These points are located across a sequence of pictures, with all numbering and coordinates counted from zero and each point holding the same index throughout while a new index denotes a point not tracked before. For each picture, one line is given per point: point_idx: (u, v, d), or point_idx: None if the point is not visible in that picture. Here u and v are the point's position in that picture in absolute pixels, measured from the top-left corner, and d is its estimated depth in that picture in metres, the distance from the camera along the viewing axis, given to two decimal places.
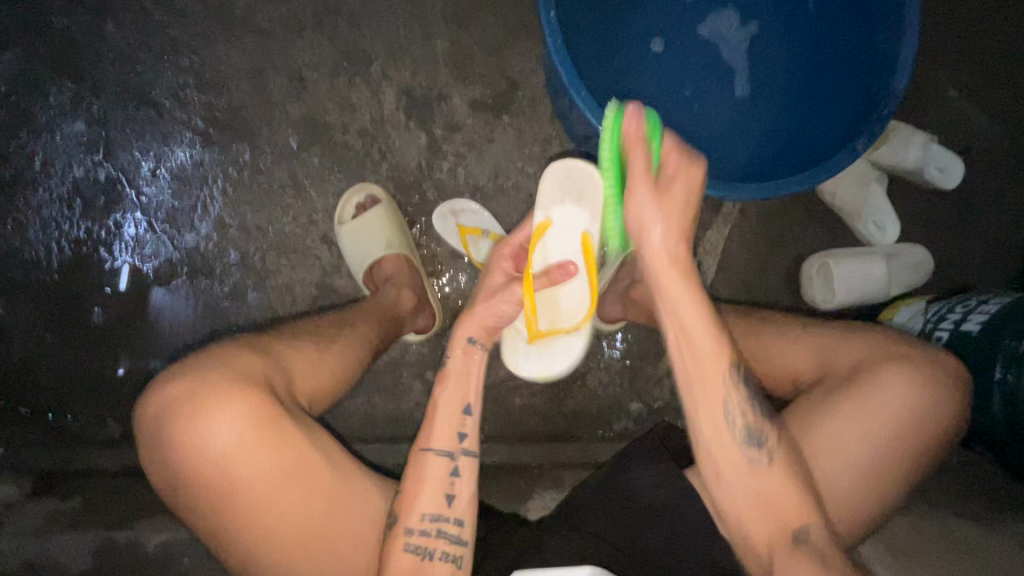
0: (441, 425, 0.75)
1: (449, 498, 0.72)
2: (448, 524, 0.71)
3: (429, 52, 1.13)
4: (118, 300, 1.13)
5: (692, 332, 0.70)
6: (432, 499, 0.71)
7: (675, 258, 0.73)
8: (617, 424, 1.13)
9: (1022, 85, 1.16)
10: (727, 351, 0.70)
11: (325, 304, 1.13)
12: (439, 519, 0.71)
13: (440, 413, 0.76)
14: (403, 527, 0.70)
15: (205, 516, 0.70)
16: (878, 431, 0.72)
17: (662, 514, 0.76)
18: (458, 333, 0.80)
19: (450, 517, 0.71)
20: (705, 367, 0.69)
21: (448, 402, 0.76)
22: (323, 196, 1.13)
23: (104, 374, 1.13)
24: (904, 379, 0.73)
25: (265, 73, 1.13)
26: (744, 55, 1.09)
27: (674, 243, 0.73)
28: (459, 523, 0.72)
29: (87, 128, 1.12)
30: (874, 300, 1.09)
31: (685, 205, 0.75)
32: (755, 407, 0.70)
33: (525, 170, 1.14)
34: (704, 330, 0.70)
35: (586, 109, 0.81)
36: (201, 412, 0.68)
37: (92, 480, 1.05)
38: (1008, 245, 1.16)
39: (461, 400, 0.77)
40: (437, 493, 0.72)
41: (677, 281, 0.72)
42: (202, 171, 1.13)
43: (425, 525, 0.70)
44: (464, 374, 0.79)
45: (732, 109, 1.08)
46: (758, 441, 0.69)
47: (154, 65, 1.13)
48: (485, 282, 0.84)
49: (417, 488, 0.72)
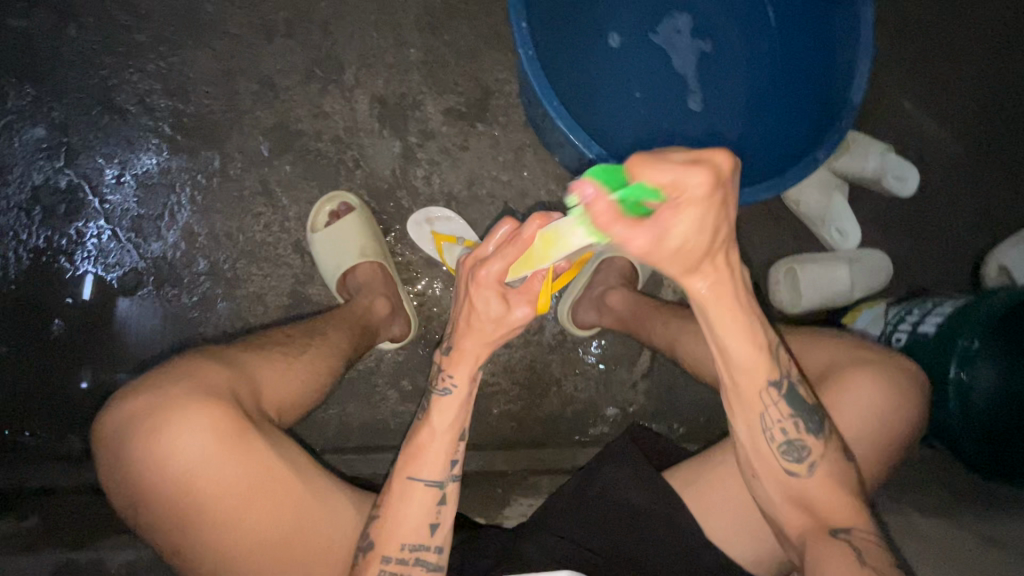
0: (430, 453, 0.66)
1: (431, 528, 0.67)
2: (427, 552, 0.66)
3: (403, 60, 1.13)
4: (79, 311, 1.09)
5: (737, 352, 0.63)
6: (413, 528, 0.66)
7: (726, 282, 0.58)
8: (593, 429, 1.14)
9: (971, 97, 1.22)
10: (773, 368, 0.65)
11: (298, 313, 1.11)
12: (419, 548, 0.66)
13: (431, 440, 0.67)
14: (379, 554, 0.65)
15: (165, 533, 0.68)
16: (854, 431, 0.73)
17: (632, 519, 0.77)
18: (457, 347, 0.65)
19: (430, 545, 0.67)
20: (748, 383, 0.65)
21: (439, 432, 0.67)
22: (295, 204, 1.11)
23: (64, 388, 1.08)
24: (875, 379, 0.75)
25: (234, 78, 1.12)
26: (696, 63, 1.13)
27: (699, 258, 0.54)
28: (439, 550, 0.67)
29: (48, 134, 1.09)
30: (836, 304, 1.14)
31: (722, 223, 0.52)
32: (804, 421, 0.66)
33: (499, 178, 1.14)
34: (749, 337, 0.62)
35: (558, 117, 0.84)
36: (160, 427, 0.66)
37: (52, 498, 1.01)
38: (961, 250, 1.21)
39: (457, 428, 0.67)
40: (419, 524, 0.66)
41: (724, 298, 0.59)
42: (170, 177, 1.10)
43: (404, 554, 0.66)
44: (464, 402, 0.67)
45: (683, 115, 1.10)
46: (801, 446, 0.66)
47: (119, 69, 1.10)
48: (478, 316, 0.61)
49: (397, 518, 0.66)
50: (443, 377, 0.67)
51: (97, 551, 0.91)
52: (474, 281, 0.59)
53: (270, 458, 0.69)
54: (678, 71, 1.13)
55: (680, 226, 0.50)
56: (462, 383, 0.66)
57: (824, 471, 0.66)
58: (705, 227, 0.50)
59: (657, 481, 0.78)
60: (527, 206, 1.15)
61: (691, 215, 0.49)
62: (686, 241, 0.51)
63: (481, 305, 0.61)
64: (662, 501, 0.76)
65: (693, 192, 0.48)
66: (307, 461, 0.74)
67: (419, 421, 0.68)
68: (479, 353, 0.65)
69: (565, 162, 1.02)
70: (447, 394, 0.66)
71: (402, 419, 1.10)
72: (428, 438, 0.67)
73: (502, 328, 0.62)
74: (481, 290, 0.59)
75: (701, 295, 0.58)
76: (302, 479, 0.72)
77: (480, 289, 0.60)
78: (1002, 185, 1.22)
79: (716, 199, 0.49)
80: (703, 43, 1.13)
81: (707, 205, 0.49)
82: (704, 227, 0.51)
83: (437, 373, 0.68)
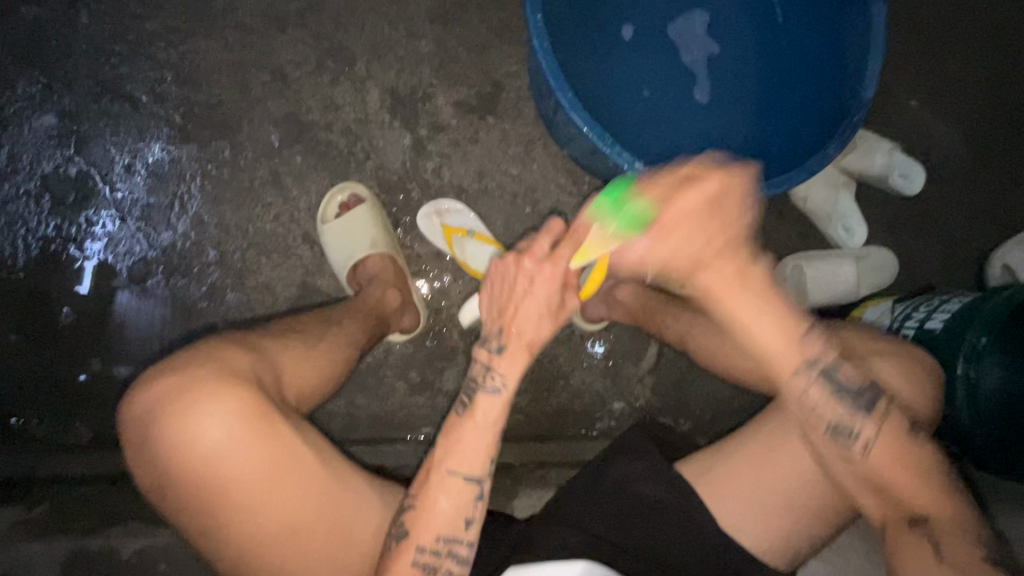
0: (473, 448, 0.67)
1: (467, 522, 0.67)
2: (460, 545, 0.67)
3: (414, 52, 1.13)
4: (87, 301, 1.09)
5: (770, 341, 0.69)
6: (449, 521, 0.66)
7: (739, 275, 0.68)
8: (601, 423, 1.14)
9: (977, 96, 1.23)
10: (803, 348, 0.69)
11: (307, 304, 1.10)
12: (452, 540, 0.67)
13: (472, 435, 0.67)
14: (413, 544, 0.66)
15: (193, 514, 0.68)
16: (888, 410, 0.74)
17: (649, 509, 0.77)
18: (509, 343, 0.67)
19: (464, 539, 0.67)
20: (780, 360, 0.69)
21: (482, 426, 0.67)
22: (304, 194, 1.11)
23: (70, 377, 1.08)
24: (893, 368, 0.76)
25: (245, 68, 1.11)
26: (708, 58, 1.13)
27: (708, 252, 0.67)
28: (471, 545, 0.68)
29: (58, 122, 1.09)
30: (843, 300, 1.14)
31: (723, 223, 0.67)
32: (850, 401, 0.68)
33: (509, 171, 1.14)
34: (777, 323, 0.68)
35: (572, 111, 0.84)
36: (195, 406, 0.67)
37: (59, 488, 1.01)
38: (965, 248, 1.21)
39: (501, 420, 0.68)
40: (455, 517, 0.67)
41: (739, 295, 0.68)
42: (179, 167, 1.10)
43: (438, 545, 0.66)
44: (511, 398, 0.68)
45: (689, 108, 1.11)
46: (851, 427, 0.68)
47: (129, 59, 1.10)
48: (538, 304, 0.66)
49: (432, 510, 0.66)
50: (489, 374, 0.68)
51: (107, 539, 0.93)
52: (543, 269, 0.66)
53: (297, 444, 0.70)
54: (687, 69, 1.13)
55: (675, 232, 0.67)
56: (510, 381, 0.68)
57: (875, 460, 0.67)
58: (700, 226, 0.67)
59: (672, 474, 0.78)
60: (536, 199, 1.14)
61: (682, 222, 0.67)
62: (688, 236, 0.67)
63: (537, 296, 0.66)
64: (679, 491, 0.77)
65: (682, 207, 0.66)
66: (332, 449, 0.74)
67: (457, 415, 0.68)
68: (529, 348, 0.68)
69: (575, 155, 1.02)
70: (493, 391, 0.67)
71: (411, 411, 1.10)
72: (470, 433, 0.67)
73: (553, 320, 0.68)
74: (547, 280, 0.66)
75: (712, 291, 0.69)
76: (328, 463, 0.72)
77: (546, 279, 0.66)
78: (1006, 184, 1.22)
79: (708, 208, 0.66)
80: (708, 35, 1.14)
81: (705, 209, 0.66)
82: (708, 221, 0.67)
83: (481, 369, 0.68)
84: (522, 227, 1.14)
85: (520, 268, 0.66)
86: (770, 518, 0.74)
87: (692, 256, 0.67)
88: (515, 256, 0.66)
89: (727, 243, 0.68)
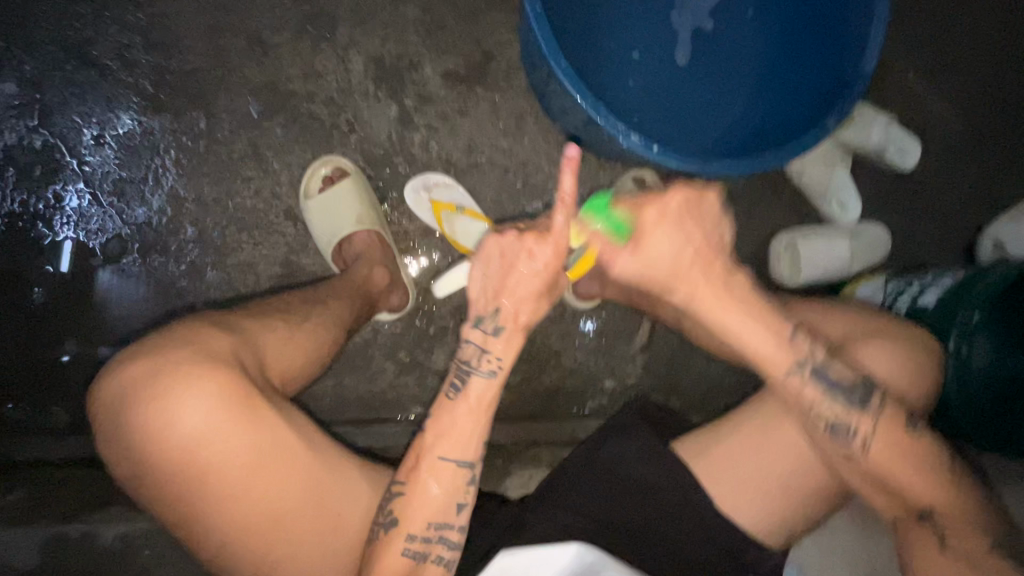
0: (463, 433, 0.65)
1: (458, 507, 0.66)
2: (451, 530, 0.66)
3: (400, 18, 1.08)
4: (60, 280, 1.04)
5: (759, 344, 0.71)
6: (438, 507, 0.65)
7: (716, 285, 0.71)
8: (592, 401, 1.12)
9: (976, 68, 1.21)
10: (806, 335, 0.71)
11: (292, 283, 1.07)
12: (443, 526, 0.66)
13: (464, 417, 0.66)
14: (403, 531, 0.64)
15: (170, 505, 0.66)
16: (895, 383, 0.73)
17: (647, 491, 0.76)
18: (507, 326, 0.66)
19: (454, 524, 0.66)
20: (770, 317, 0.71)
21: (476, 410, 0.66)
22: (285, 168, 1.06)
23: (45, 360, 1.03)
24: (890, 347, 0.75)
25: (221, 33, 1.06)
26: (708, 20, 1.08)
27: (681, 265, 0.70)
28: (462, 529, 0.66)
29: (20, 90, 1.03)
30: (835, 278, 1.12)
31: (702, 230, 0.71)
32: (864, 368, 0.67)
33: (499, 145, 1.10)
34: None
35: (565, 80, 0.79)
36: (170, 392, 0.64)
37: (40, 472, 0.98)
38: (957, 226, 1.20)
39: (491, 406, 0.66)
40: (447, 503, 0.65)
41: (725, 302, 0.71)
42: (153, 139, 1.05)
43: (428, 532, 0.65)
44: (501, 380, 0.67)
45: (681, 78, 1.08)
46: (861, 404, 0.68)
47: (94, 22, 1.04)
48: (531, 286, 0.65)
49: (424, 495, 0.65)
50: (484, 357, 0.66)
51: (90, 524, 0.92)
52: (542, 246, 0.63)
53: (279, 428, 0.68)
54: (675, 35, 1.09)
55: (655, 237, 0.69)
56: (506, 363, 0.66)
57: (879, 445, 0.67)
58: (678, 232, 0.69)
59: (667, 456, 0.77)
60: (528, 174, 1.11)
61: (660, 226, 0.69)
62: (662, 247, 0.69)
63: (537, 275, 0.64)
64: (677, 474, 0.76)
65: (662, 212, 0.69)
66: (316, 430, 0.73)
67: (448, 398, 0.67)
68: (524, 331, 0.67)
69: (569, 129, 0.97)
70: (489, 374, 0.66)
71: (400, 391, 1.08)
72: (463, 417, 0.66)
73: (543, 299, 0.66)
74: (548, 260, 0.64)
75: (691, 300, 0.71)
76: (313, 447, 0.70)
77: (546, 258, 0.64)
78: (1000, 159, 1.21)
79: (685, 215, 0.70)
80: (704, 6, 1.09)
81: (687, 217, 0.70)
82: (678, 231, 0.69)
83: (475, 353, 0.66)
84: (512, 203, 1.11)
85: (521, 245, 0.64)
86: (769, 498, 0.74)
87: (671, 262, 0.70)
88: (517, 233, 0.64)
89: (698, 252, 0.70)
